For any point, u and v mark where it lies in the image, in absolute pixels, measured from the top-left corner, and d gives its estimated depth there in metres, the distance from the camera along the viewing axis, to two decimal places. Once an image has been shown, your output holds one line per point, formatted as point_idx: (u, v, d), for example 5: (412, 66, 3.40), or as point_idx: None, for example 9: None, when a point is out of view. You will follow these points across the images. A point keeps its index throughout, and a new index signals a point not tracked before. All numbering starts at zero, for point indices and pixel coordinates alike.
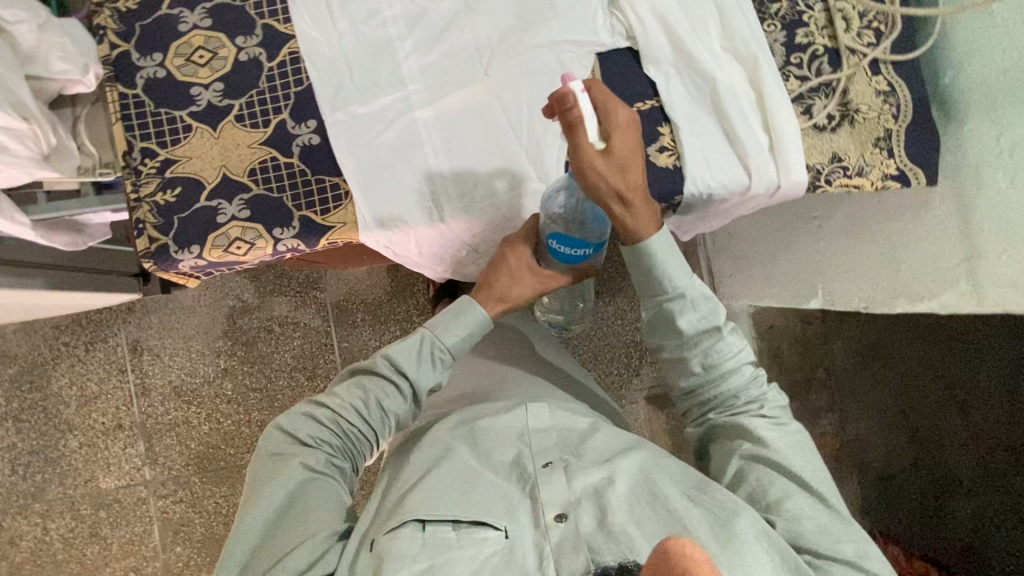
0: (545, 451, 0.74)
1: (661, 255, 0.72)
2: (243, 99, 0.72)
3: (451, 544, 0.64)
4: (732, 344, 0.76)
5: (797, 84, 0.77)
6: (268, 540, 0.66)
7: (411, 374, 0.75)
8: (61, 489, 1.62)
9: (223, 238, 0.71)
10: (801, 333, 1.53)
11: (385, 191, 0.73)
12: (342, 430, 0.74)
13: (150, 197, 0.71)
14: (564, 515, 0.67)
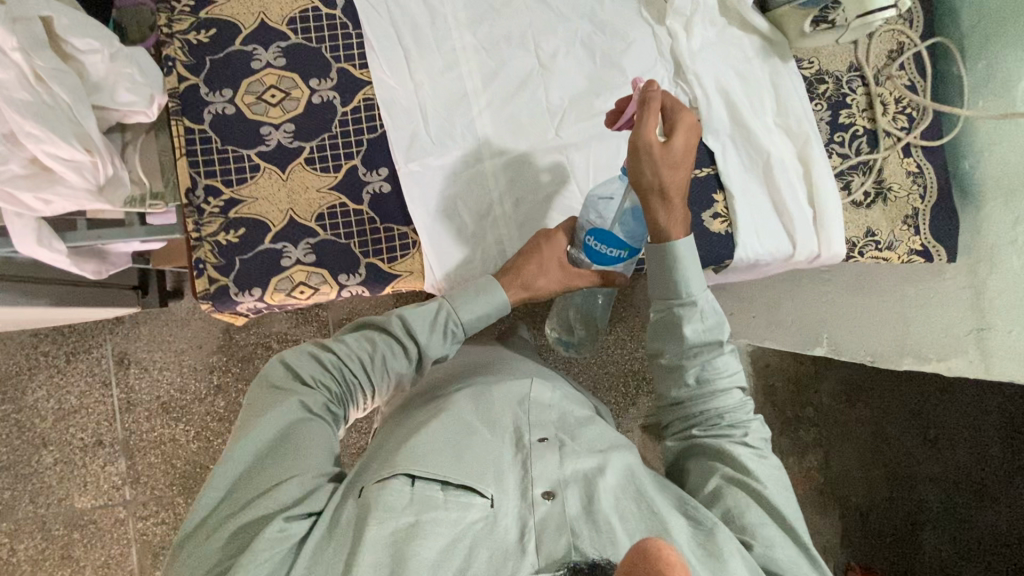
0: (543, 426, 0.71)
1: (684, 258, 0.67)
2: (314, 142, 0.71)
3: (439, 506, 0.59)
4: (730, 364, 0.70)
5: (838, 160, 0.83)
6: (251, 475, 0.59)
7: (422, 339, 0.69)
8: (30, 507, 1.53)
9: (286, 282, 0.70)
10: (794, 371, 1.61)
11: (452, 240, 0.73)
12: (345, 383, 0.68)
13: (211, 237, 0.69)
14: (554, 494, 0.62)
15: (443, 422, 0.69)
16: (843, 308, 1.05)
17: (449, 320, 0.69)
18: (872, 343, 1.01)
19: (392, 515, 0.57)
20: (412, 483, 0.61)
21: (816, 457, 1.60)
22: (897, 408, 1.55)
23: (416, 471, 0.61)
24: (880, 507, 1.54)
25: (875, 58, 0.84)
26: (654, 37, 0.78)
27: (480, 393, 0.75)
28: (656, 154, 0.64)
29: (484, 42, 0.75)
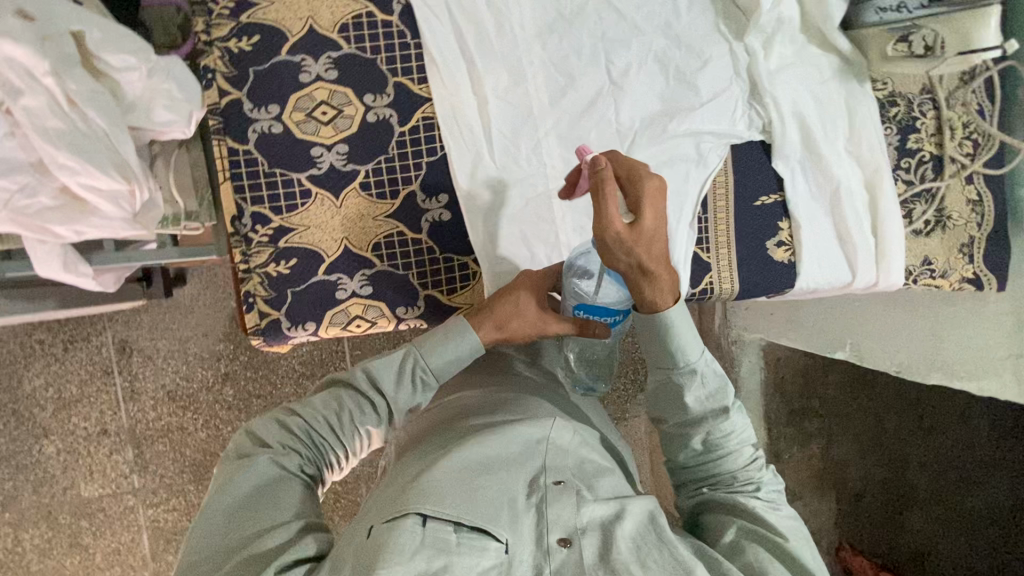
0: (559, 470, 0.84)
1: (675, 326, 0.82)
2: (369, 166, 0.88)
3: (452, 548, 0.71)
4: (736, 426, 0.85)
5: (903, 187, 0.96)
6: (243, 520, 0.75)
7: (385, 391, 0.85)
8: (34, 497, 1.51)
9: (342, 315, 0.87)
10: (804, 364, 1.66)
11: (515, 247, 0.92)
12: (313, 437, 0.84)
13: (261, 269, 0.86)
14: (568, 542, 0.76)
15: (470, 466, 0.80)
16: (870, 318, 1.15)
17: (413, 372, 0.86)
18: (898, 352, 1.11)
19: (408, 557, 0.68)
20: (426, 523, 0.72)
21: (818, 445, 1.68)
22: (897, 399, 1.65)
23: (429, 514, 0.72)
24: (873, 492, 1.66)
25: (949, 82, 0.96)
26: (731, 53, 0.96)
27: (503, 436, 0.87)
28: (627, 240, 0.73)
29: (555, 59, 0.92)
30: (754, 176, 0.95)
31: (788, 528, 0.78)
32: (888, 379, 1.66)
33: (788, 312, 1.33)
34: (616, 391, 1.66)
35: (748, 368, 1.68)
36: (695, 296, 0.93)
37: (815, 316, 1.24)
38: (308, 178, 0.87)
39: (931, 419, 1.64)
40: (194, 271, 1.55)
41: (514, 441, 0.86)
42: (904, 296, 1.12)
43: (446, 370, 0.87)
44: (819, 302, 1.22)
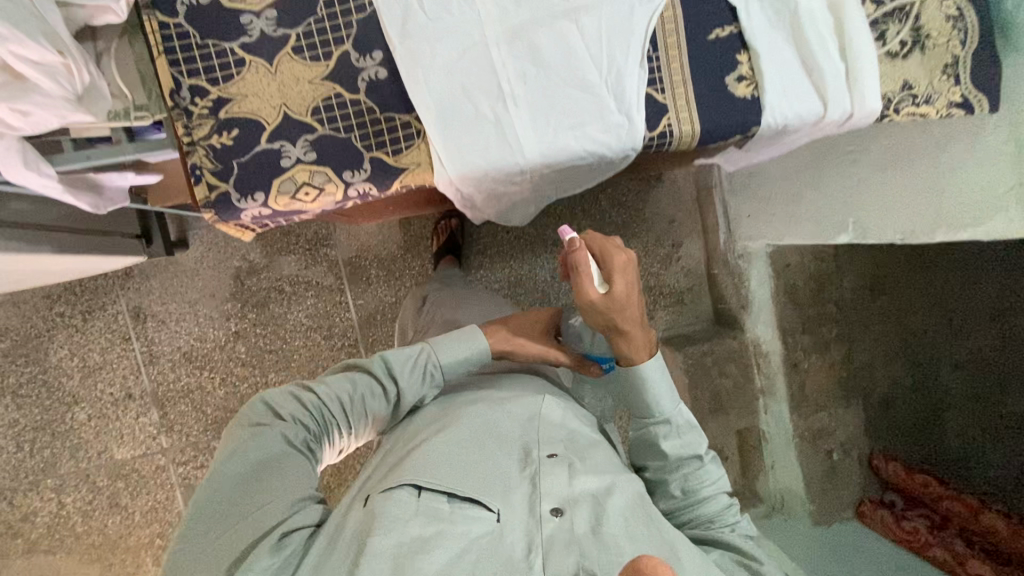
0: (552, 445, 0.92)
1: (649, 376, 0.99)
2: (299, 30, 0.83)
3: (445, 516, 0.79)
4: (711, 473, 0.95)
5: (872, 7, 0.90)
6: (248, 489, 0.82)
7: (399, 380, 0.98)
8: (73, 462, 1.59)
9: (290, 183, 0.84)
10: (815, 270, 1.60)
11: (453, 105, 0.84)
12: (324, 415, 0.94)
13: (204, 140, 0.82)
14: (558, 510, 0.82)
15: (467, 448, 0.89)
16: (871, 188, 1.13)
17: (422, 366, 1.00)
18: (905, 216, 1.06)
19: (403, 523, 0.77)
20: (420, 494, 0.81)
21: (838, 351, 1.62)
22: (921, 299, 1.57)
23: (423, 485, 0.81)
24: (902, 397, 1.61)
25: None
26: None
27: (491, 420, 0.96)
28: (604, 304, 0.99)
29: None
30: (704, 13, 0.90)
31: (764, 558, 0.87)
32: (906, 273, 1.58)
33: (791, 207, 1.33)
34: None
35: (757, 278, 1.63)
36: (655, 142, 0.91)
37: (816, 202, 1.25)
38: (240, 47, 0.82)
39: (962, 316, 1.54)
40: (194, 234, 1.59)
41: (505, 425, 0.95)
42: (907, 155, 1.06)
43: (452, 369, 1.03)
44: (821, 187, 1.24)
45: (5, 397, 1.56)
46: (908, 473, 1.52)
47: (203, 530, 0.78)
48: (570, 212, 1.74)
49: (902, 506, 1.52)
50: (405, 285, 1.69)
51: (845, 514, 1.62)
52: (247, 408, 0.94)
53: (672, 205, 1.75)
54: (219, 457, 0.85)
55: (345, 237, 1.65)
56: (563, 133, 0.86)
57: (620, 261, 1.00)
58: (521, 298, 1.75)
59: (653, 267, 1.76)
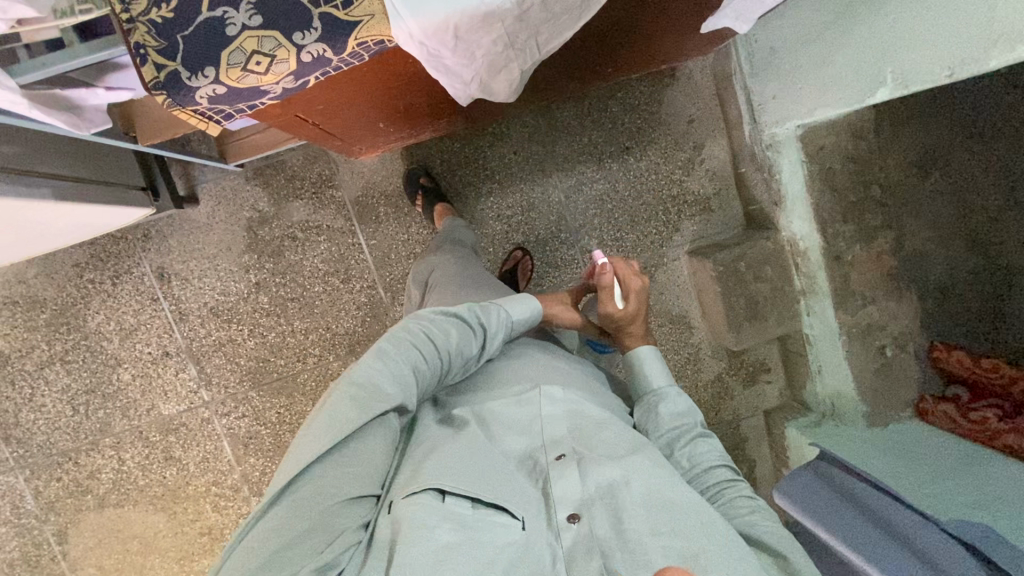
0: (558, 443, 0.81)
1: (646, 361, 1.02)
2: None
3: (471, 523, 0.68)
4: (709, 449, 0.90)
5: None
6: (340, 465, 0.70)
7: (491, 336, 0.93)
8: (125, 421, 1.66)
9: (239, 54, 0.63)
10: (855, 150, 1.43)
11: None
12: (434, 368, 0.85)
13: (144, 16, 0.60)
14: (576, 516, 0.72)
15: (476, 451, 0.77)
16: (911, 26, 0.98)
17: (506, 316, 0.97)
18: (949, 50, 0.93)
19: (431, 533, 0.65)
20: (444, 498, 0.70)
21: (888, 238, 1.46)
22: (977, 171, 1.47)
23: (448, 488, 0.70)
24: (962, 283, 1.47)
25: None
26: None
27: (493, 418, 0.85)
28: (619, 314, 1.08)
29: None
30: None
31: (771, 536, 0.74)
32: (960, 144, 1.46)
33: (821, 71, 1.20)
34: (649, 235, 1.68)
35: (788, 170, 1.49)
36: None
37: (849, 61, 1.12)
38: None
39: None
40: (203, 189, 1.61)
41: (505, 432, 0.84)
42: None
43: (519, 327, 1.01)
44: (860, 38, 1.08)
45: (54, 364, 1.64)
46: (975, 361, 1.39)
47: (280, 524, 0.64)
48: (578, 123, 1.64)
49: (967, 399, 1.41)
50: (416, 221, 1.66)
51: (903, 414, 1.51)
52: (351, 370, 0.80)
53: (690, 103, 1.62)
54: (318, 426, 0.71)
55: (349, 176, 1.63)
56: None
57: (636, 284, 1.10)
58: (536, 222, 1.68)
59: (674, 175, 1.65)
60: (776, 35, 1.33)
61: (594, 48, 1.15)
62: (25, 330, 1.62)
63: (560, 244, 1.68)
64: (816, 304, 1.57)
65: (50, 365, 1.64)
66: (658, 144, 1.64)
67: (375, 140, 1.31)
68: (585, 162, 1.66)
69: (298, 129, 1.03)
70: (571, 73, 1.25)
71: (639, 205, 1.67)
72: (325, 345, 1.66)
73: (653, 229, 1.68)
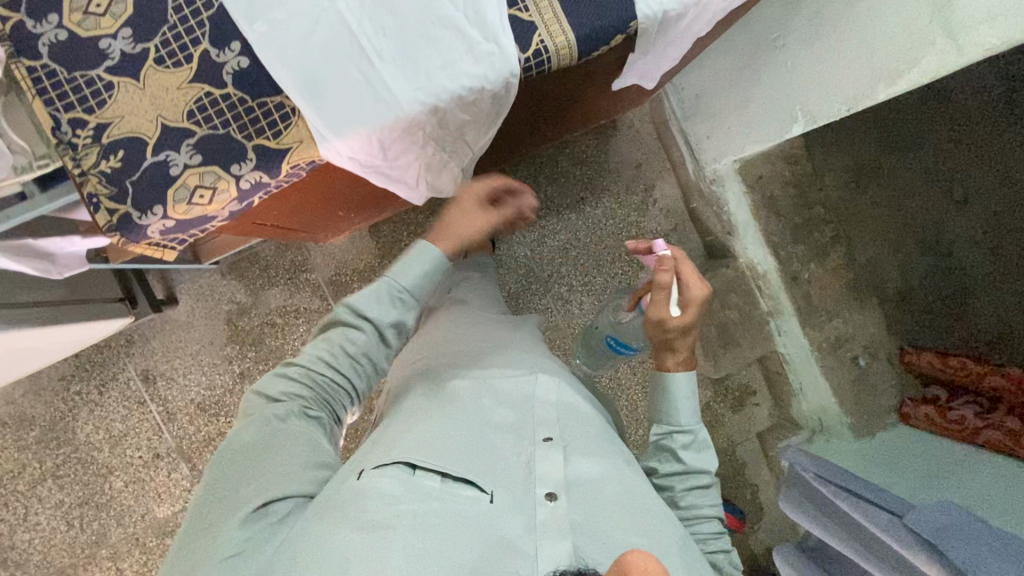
0: (547, 427, 0.88)
1: (679, 391, 0.98)
2: (156, 39, 0.67)
3: (437, 494, 0.75)
4: (710, 497, 0.96)
5: None
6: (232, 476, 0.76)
7: (370, 313, 0.89)
8: (121, 529, 1.65)
9: (183, 191, 0.69)
10: (791, 175, 1.52)
11: (315, 74, 0.68)
12: (319, 377, 0.87)
13: (95, 169, 0.67)
14: (553, 497, 0.78)
15: (458, 427, 0.85)
16: (812, 72, 1.06)
17: (390, 289, 0.90)
18: (844, 89, 1.00)
19: (395, 500, 0.73)
20: (415, 472, 0.77)
21: (841, 253, 1.52)
22: (918, 179, 1.54)
23: (419, 464, 0.77)
24: (918, 286, 1.53)
25: None
26: None
27: (491, 389, 0.94)
28: (669, 322, 0.97)
29: None
30: None
31: None
32: (894, 158, 1.55)
33: (743, 112, 1.29)
34: (617, 275, 1.74)
35: (733, 201, 1.57)
36: (533, 66, 0.73)
37: (763, 103, 1.21)
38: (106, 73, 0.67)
39: (964, 192, 1.54)
40: (181, 289, 1.66)
41: (500, 407, 0.91)
42: (832, 25, 1.00)
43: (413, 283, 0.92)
44: (766, 84, 1.18)
45: (46, 480, 1.64)
46: (944, 360, 1.42)
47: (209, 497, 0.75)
48: (533, 181, 1.73)
49: (947, 398, 1.42)
50: None
51: (888, 421, 1.52)
52: (256, 394, 0.87)
53: (635, 150, 1.72)
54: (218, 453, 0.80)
55: (321, 258, 1.69)
56: (438, 75, 0.70)
57: (698, 294, 0.96)
58: (505, 278, 1.73)
59: (630, 218, 1.73)
60: (700, 82, 1.43)
61: (528, 120, 1.23)
62: (15, 450, 1.63)
63: (532, 295, 1.73)
64: (786, 323, 1.60)
65: (42, 482, 1.64)
66: (611, 190, 1.73)
67: (340, 225, 1.38)
68: (545, 216, 1.73)
69: (260, 231, 1.10)
70: (512, 142, 1.34)
71: (601, 248, 1.73)
72: None
73: (619, 269, 1.74)
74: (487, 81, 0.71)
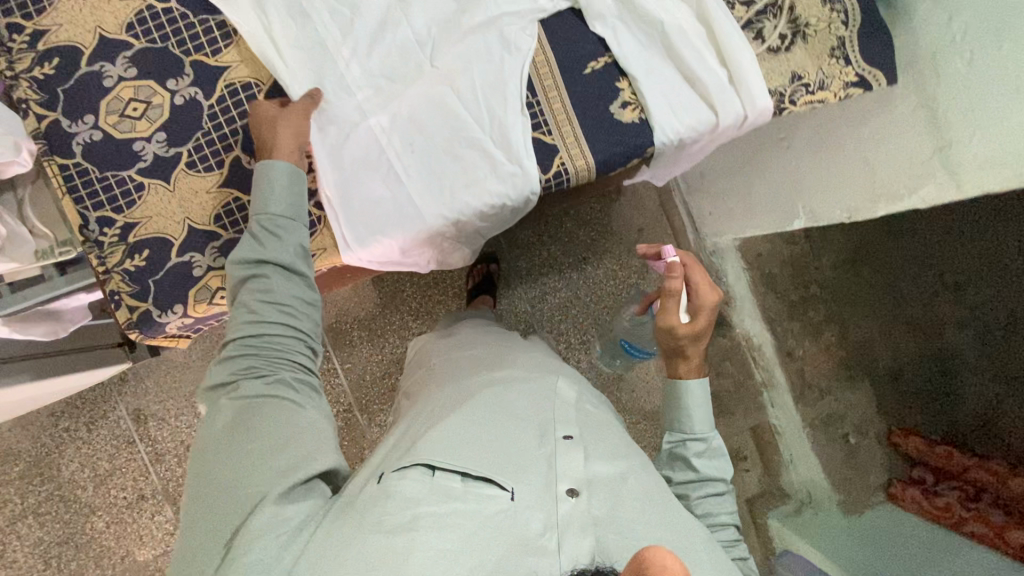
0: (568, 425, 0.89)
1: (693, 398, 0.98)
2: (188, 146, 0.88)
3: (458, 495, 0.74)
4: (727, 501, 0.95)
5: (743, 11, 0.94)
6: (221, 481, 0.71)
7: (264, 254, 0.78)
8: (100, 570, 1.62)
9: (205, 292, 0.87)
10: (789, 255, 1.59)
11: (356, 195, 0.89)
12: (255, 355, 0.77)
13: (118, 266, 0.85)
14: (576, 491, 0.76)
15: (483, 429, 0.86)
16: (818, 172, 1.12)
17: (265, 222, 0.79)
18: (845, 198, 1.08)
19: (415, 502, 0.71)
20: (434, 473, 0.76)
21: (832, 332, 1.58)
22: (911, 261, 1.53)
23: (437, 464, 0.76)
24: (908, 366, 1.55)
25: None
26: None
27: (515, 395, 0.95)
28: (678, 331, 0.98)
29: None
30: (576, 45, 0.94)
31: None
32: (888, 240, 1.55)
33: (744, 197, 1.35)
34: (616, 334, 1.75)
35: (732, 274, 1.63)
36: (552, 182, 0.91)
37: (764, 194, 1.27)
38: (138, 172, 0.87)
39: (955, 274, 1.50)
40: None
41: (519, 411, 0.91)
42: (834, 138, 1.08)
43: (279, 207, 0.80)
44: (766, 176, 1.25)
45: (26, 518, 1.61)
46: (931, 446, 1.47)
47: (204, 542, 0.68)
48: (536, 240, 1.75)
49: (932, 481, 1.46)
50: (389, 341, 1.71)
51: (875, 499, 1.54)
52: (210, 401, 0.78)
53: (637, 215, 1.76)
54: (201, 469, 0.73)
55: (321, 306, 1.70)
56: (457, 191, 0.89)
57: (706, 300, 0.98)
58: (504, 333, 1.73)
59: (630, 280, 1.77)
60: (704, 161, 1.47)
61: None
62: None
63: None
64: (779, 396, 1.62)
65: (22, 520, 1.60)
66: (611, 252, 1.76)
67: (343, 280, 1.40)
68: (546, 274, 1.75)
69: None
70: None
71: (600, 309, 1.76)
72: None
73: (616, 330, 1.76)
74: (507, 197, 0.89)
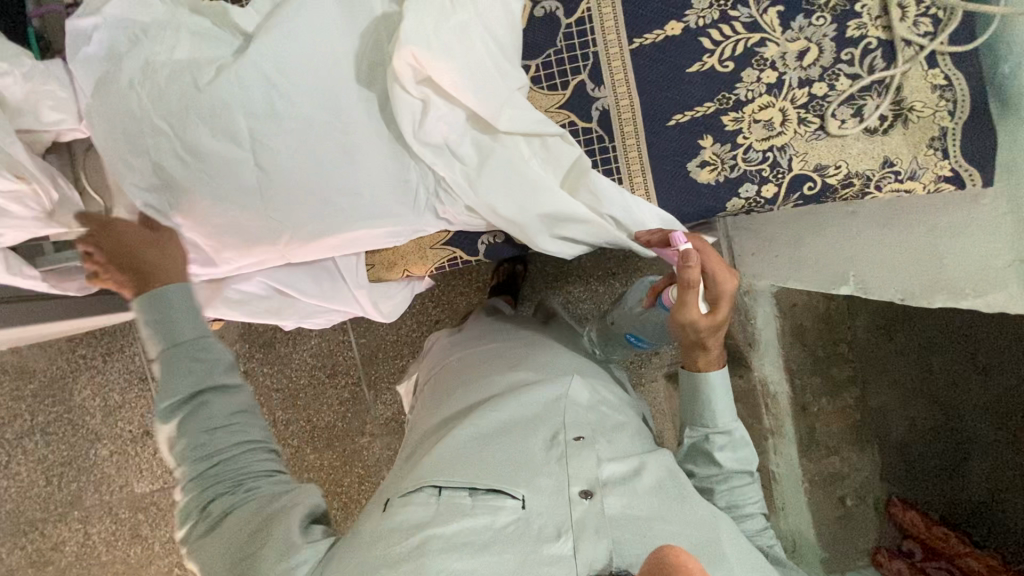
0: (578, 427, 0.88)
1: (717, 391, 0.98)
2: None
3: (468, 510, 0.75)
4: (751, 493, 0.95)
5: (847, 83, 0.99)
6: None
7: (192, 392, 0.76)
8: (97, 495, 1.67)
9: None
10: (824, 310, 1.58)
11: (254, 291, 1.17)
12: (212, 488, 0.75)
13: None
14: (589, 494, 0.78)
15: (489, 443, 0.85)
16: (880, 247, 1.13)
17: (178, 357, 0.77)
18: (907, 278, 1.10)
19: (424, 526, 0.72)
20: (440, 493, 0.77)
21: (850, 395, 1.58)
22: (941, 336, 1.48)
23: (442, 484, 0.77)
24: (923, 440, 1.51)
25: None
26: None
27: (524, 395, 0.93)
28: (695, 325, 0.94)
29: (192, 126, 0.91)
30: (670, 97, 1.03)
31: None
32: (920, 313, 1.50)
33: (792, 249, 1.31)
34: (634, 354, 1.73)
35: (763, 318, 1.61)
36: None
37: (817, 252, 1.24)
38: None
39: (986, 356, 1.42)
40: None
41: (528, 408, 0.92)
42: (905, 212, 1.10)
43: (190, 331, 0.79)
44: (822, 237, 1.23)
45: (34, 434, 1.66)
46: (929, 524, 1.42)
47: None
48: None
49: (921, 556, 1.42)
50: (406, 323, 1.71)
51: (859, 561, 1.54)
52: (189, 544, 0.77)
53: None
54: None
55: None
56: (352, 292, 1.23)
57: (727, 288, 0.95)
58: None
59: None
60: None
61: None
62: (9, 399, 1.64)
63: None
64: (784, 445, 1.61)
65: (29, 435, 1.65)
66: (642, 272, 1.72)
67: None
68: (572, 282, 1.73)
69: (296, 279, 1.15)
70: None
71: None
72: (305, 437, 1.69)
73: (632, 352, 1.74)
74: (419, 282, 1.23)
